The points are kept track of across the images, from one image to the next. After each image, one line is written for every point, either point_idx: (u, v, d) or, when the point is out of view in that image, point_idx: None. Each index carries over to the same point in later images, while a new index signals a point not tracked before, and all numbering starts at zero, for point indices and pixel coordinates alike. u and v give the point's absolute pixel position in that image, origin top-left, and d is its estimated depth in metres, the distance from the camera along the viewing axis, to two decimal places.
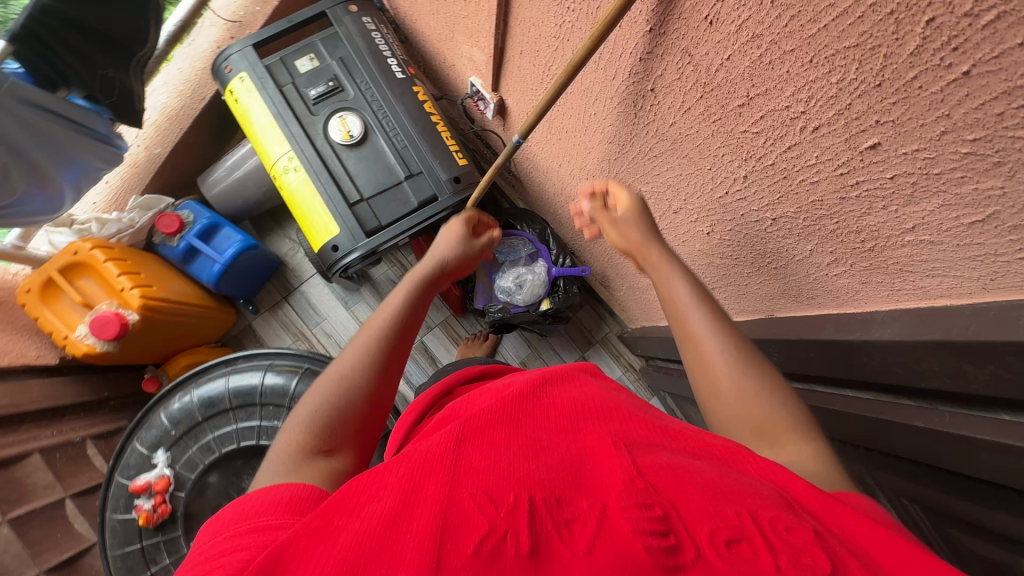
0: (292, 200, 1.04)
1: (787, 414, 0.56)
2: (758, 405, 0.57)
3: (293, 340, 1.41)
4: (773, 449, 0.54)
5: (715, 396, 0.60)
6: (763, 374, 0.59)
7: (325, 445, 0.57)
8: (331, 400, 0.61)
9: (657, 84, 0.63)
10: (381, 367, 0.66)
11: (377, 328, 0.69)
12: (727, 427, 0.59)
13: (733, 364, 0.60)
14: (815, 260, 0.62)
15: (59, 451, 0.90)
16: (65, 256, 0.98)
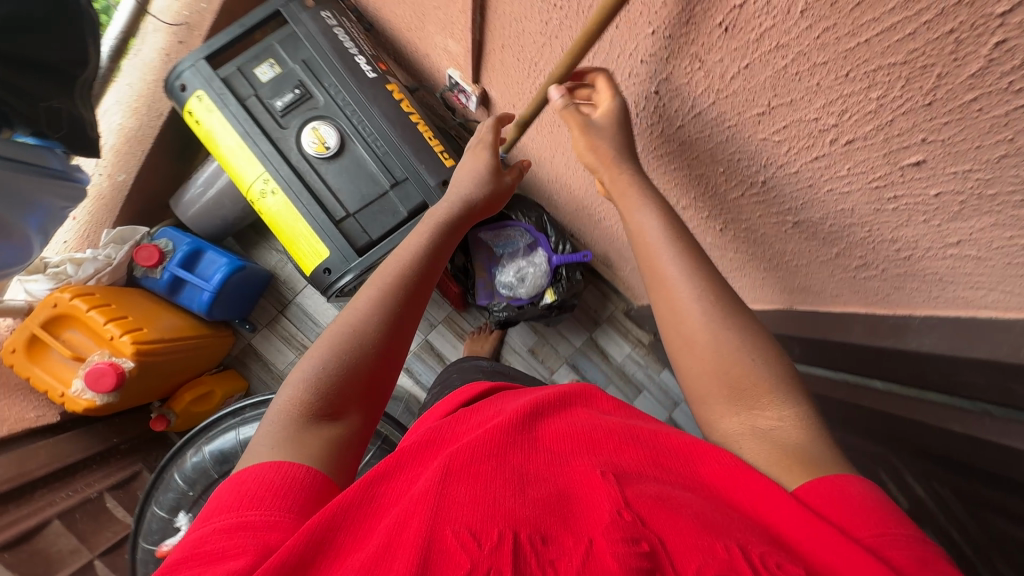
0: (275, 224, 0.98)
1: (769, 368, 0.51)
2: (736, 359, 0.52)
3: (296, 353, 1.37)
4: (752, 414, 0.49)
5: (687, 350, 0.55)
6: (741, 325, 0.53)
7: (329, 409, 0.54)
8: (337, 361, 0.57)
9: (663, 83, 0.56)
10: (394, 319, 0.62)
11: (387, 280, 0.65)
12: (702, 385, 0.53)
13: (710, 315, 0.54)
14: (839, 263, 0.59)
15: (78, 511, 0.89)
16: (46, 309, 0.93)
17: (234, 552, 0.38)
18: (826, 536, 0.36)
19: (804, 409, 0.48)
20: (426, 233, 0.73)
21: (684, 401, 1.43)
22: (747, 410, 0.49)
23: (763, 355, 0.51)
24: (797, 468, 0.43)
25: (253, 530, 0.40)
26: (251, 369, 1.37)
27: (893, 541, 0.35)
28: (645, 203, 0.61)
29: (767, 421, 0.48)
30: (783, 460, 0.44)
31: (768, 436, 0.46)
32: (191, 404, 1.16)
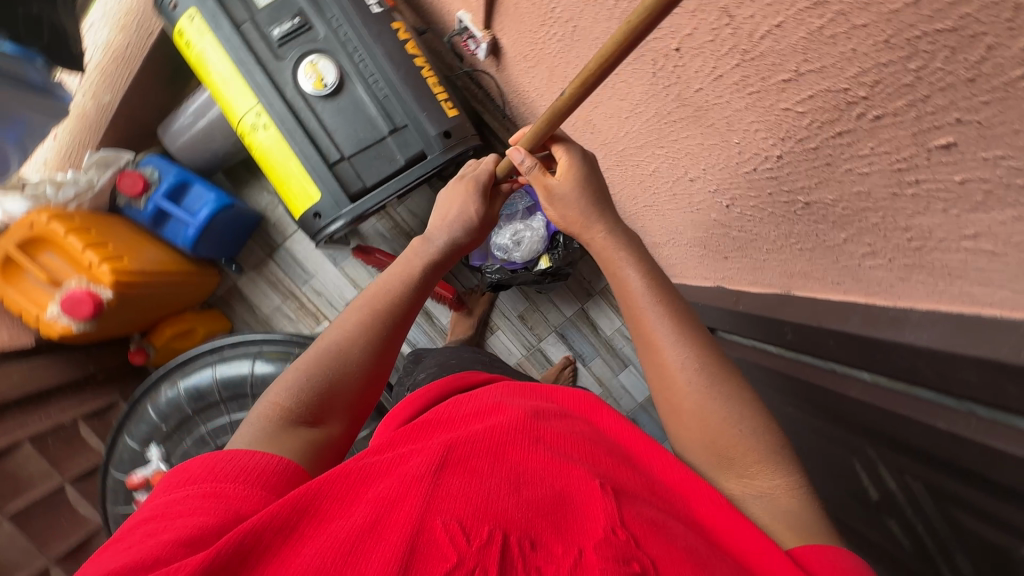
0: (265, 158, 0.94)
1: (757, 437, 0.50)
2: (721, 429, 0.51)
3: (282, 298, 1.36)
4: (741, 482, 0.49)
5: (675, 418, 0.55)
6: (729, 392, 0.53)
7: (309, 415, 0.53)
8: (318, 372, 0.56)
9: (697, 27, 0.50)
10: (383, 336, 0.61)
11: (371, 296, 0.64)
12: (693, 448, 0.53)
13: (697, 384, 0.53)
14: (845, 249, 0.57)
15: (51, 437, 0.88)
16: (22, 231, 0.90)
17: (201, 509, 0.38)
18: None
19: (796, 477, 0.48)
20: (398, 279, 0.66)
21: None
22: (731, 476, 0.50)
23: (751, 424, 0.51)
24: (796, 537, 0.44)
25: (223, 498, 0.40)
26: (237, 313, 1.36)
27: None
28: (626, 256, 0.61)
29: (757, 489, 0.48)
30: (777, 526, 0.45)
31: (764, 504, 0.47)
32: (172, 340, 1.14)
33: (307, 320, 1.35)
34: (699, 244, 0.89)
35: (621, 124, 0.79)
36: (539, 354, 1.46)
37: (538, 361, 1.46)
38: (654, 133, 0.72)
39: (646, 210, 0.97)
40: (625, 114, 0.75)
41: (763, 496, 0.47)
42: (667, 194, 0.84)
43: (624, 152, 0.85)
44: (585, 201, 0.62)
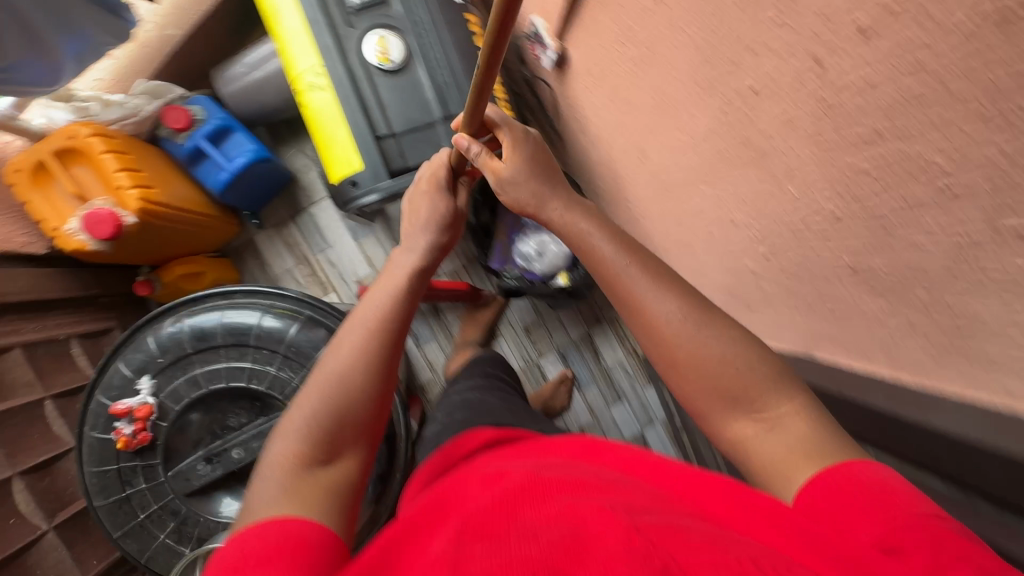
0: (314, 119, 0.94)
1: (754, 370, 0.58)
2: (723, 372, 0.58)
3: (295, 262, 1.35)
4: (754, 420, 0.57)
5: (678, 374, 0.61)
6: (727, 335, 0.60)
7: (322, 455, 0.61)
8: (324, 409, 0.63)
9: (782, 70, 0.50)
10: (378, 360, 0.69)
11: (363, 325, 0.71)
12: (696, 394, 0.60)
13: (691, 332, 0.60)
14: (882, 320, 0.56)
15: (41, 348, 0.87)
16: (61, 139, 0.89)
17: None
18: (850, 522, 0.45)
19: (801, 400, 0.57)
20: (385, 303, 0.74)
21: (660, 420, 1.42)
22: (746, 415, 0.57)
23: (747, 361, 0.58)
24: (809, 462, 0.52)
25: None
26: (248, 268, 1.35)
27: (918, 521, 0.43)
28: (590, 226, 0.69)
29: (767, 420, 0.56)
30: (792, 457, 0.53)
31: (777, 431, 0.55)
32: (181, 279, 1.13)
33: (315, 288, 1.35)
34: (725, 290, 0.89)
35: (674, 155, 0.78)
36: (537, 370, 1.45)
37: (534, 377, 1.45)
38: (707, 170, 0.72)
39: (677, 246, 0.97)
40: (680, 147, 0.75)
41: (776, 421, 0.56)
42: (705, 234, 0.84)
43: (671, 185, 0.85)
44: (534, 177, 0.73)
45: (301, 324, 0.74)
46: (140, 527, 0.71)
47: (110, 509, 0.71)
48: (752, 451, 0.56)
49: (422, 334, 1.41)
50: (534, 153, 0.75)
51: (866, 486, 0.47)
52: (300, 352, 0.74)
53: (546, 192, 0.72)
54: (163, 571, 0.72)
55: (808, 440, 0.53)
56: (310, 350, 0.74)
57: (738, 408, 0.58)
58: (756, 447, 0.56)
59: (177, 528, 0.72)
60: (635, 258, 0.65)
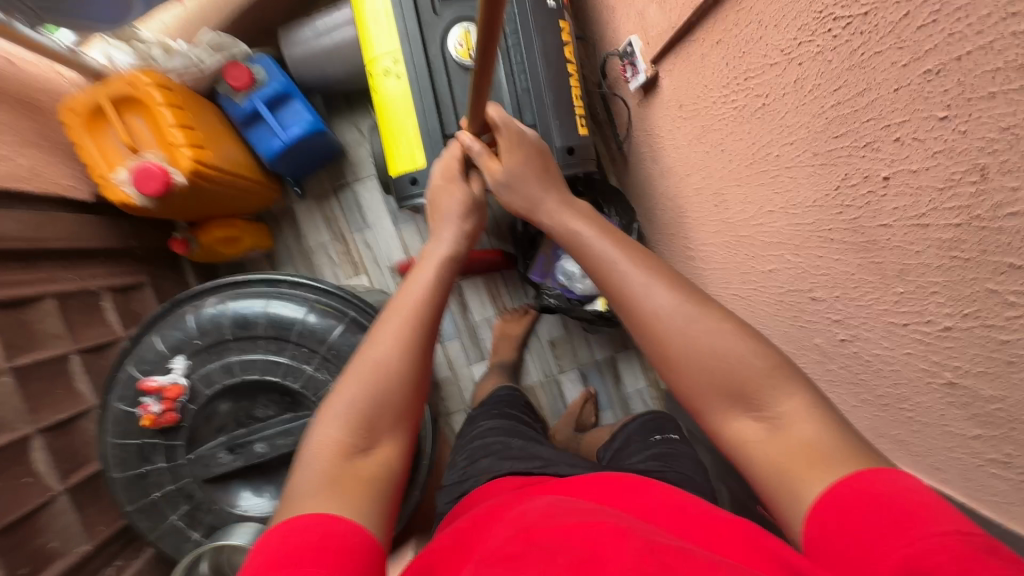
0: (383, 107, 0.89)
1: (755, 364, 0.56)
2: (719, 367, 0.57)
3: (331, 237, 1.32)
4: (755, 423, 0.56)
5: (675, 370, 0.60)
6: (728, 329, 0.59)
7: (361, 445, 0.59)
8: (362, 395, 0.61)
9: (926, 170, 0.45)
10: (415, 346, 0.66)
11: (403, 309, 0.68)
12: (696, 389, 0.59)
13: (691, 326, 0.59)
14: (972, 443, 0.53)
15: (74, 299, 0.84)
16: (121, 87, 0.86)
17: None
18: (862, 544, 0.43)
19: (812, 395, 0.55)
20: (427, 283, 0.71)
21: None
22: (747, 413, 0.56)
23: (743, 354, 0.57)
24: (817, 472, 0.50)
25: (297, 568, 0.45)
26: (283, 236, 1.32)
27: (938, 541, 0.39)
28: (588, 224, 0.73)
29: (779, 415, 0.54)
30: (795, 465, 0.51)
31: (782, 432, 0.54)
32: (217, 242, 1.11)
33: (346, 267, 1.32)
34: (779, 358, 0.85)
35: (758, 214, 0.74)
36: (555, 386, 1.42)
37: (550, 393, 1.42)
38: (794, 239, 0.68)
39: (732, 300, 0.92)
40: (768, 208, 0.70)
41: (779, 420, 0.54)
42: (771, 299, 0.79)
43: (744, 240, 0.81)
44: (535, 175, 0.78)
45: (347, 327, 0.71)
46: (153, 505, 0.70)
47: (126, 482, 0.69)
48: (754, 452, 0.55)
49: (447, 331, 1.38)
50: (534, 153, 0.80)
51: (880, 499, 0.45)
52: (340, 354, 0.71)
53: (545, 193, 0.77)
54: (170, 552, 0.71)
55: (813, 442, 0.52)
56: (350, 356, 0.71)
57: (739, 406, 0.57)
58: (756, 448, 0.55)
59: (189, 511, 0.70)
60: (653, 265, 0.65)
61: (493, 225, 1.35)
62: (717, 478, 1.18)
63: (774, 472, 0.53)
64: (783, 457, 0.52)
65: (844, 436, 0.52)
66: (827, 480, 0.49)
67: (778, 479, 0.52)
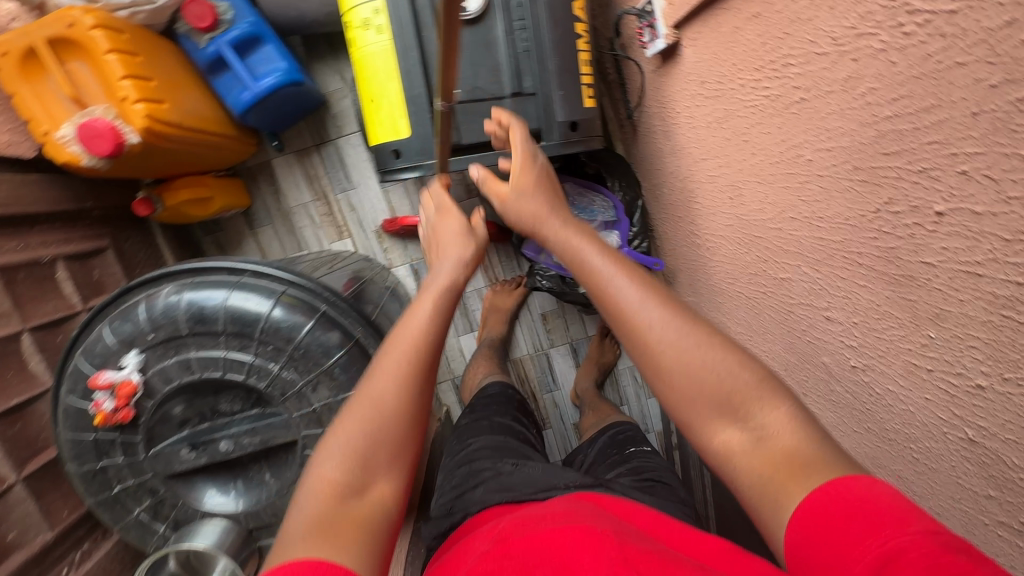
0: (362, 65, 0.78)
1: (738, 373, 0.50)
2: (706, 379, 0.50)
3: (313, 197, 1.24)
4: (738, 432, 0.49)
5: (664, 381, 0.52)
6: (710, 341, 0.52)
7: (355, 486, 0.54)
8: (357, 430, 0.57)
9: (994, 215, 0.37)
10: (415, 384, 0.62)
11: (404, 343, 0.64)
12: (681, 405, 0.52)
13: (673, 332, 0.52)
14: (983, 504, 0.48)
15: (22, 272, 0.78)
16: (57, 26, 0.74)
17: None
18: (840, 550, 0.39)
19: (796, 403, 0.49)
20: (426, 316, 0.68)
21: (655, 431, 1.41)
22: (733, 423, 0.49)
23: (728, 363, 0.50)
24: (799, 482, 0.44)
25: None
26: (261, 194, 1.23)
27: (911, 541, 0.36)
28: (582, 236, 0.64)
29: (762, 424, 0.48)
30: (778, 477, 0.45)
31: (765, 442, 0.47)
32: (184, 204, 1.02)
33: (329, 230, 1.26)
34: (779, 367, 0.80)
35: (778, 218, 0.66)
36: (545, 359, 1.39)
37: (539, 365, 1.39)
38: (814, 251, 0.60)
39: (737, 297, 0.86)
40: (790, 212, 0.62)
41: (762, 430, 0.48)
42: (780, 307, 0.73)
43: (758, 242, 0.73)
44: (542, 197, 0.69)
45: (316, 323, 0.65)
46: (115, 499, 0.67)
47: (85, 475, 0.66)
48: (738, 462, 0.48)
49: None
50: (542, 175, 0.72)
51: (859, 505, 0.40)
52: (309, 353, 0.65)
53: (546, 211, 0.67)
54: (137, 542, 0.69)
55: (784, 442, 0.47)
56: (319, 355, 0.66)
57: (728, 419, 0.50)
58: (739, 458, 0.48)
59: (153, 505, 0.68)
60: (638, 274, 0.57)
61: None
62: (699, 462, 1.17)
63: (758, 479, 0.46)
64: (766, 467, 0.46)
65: (820, 449, 0.46)
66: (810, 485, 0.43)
67: (762, 488, 0.46)
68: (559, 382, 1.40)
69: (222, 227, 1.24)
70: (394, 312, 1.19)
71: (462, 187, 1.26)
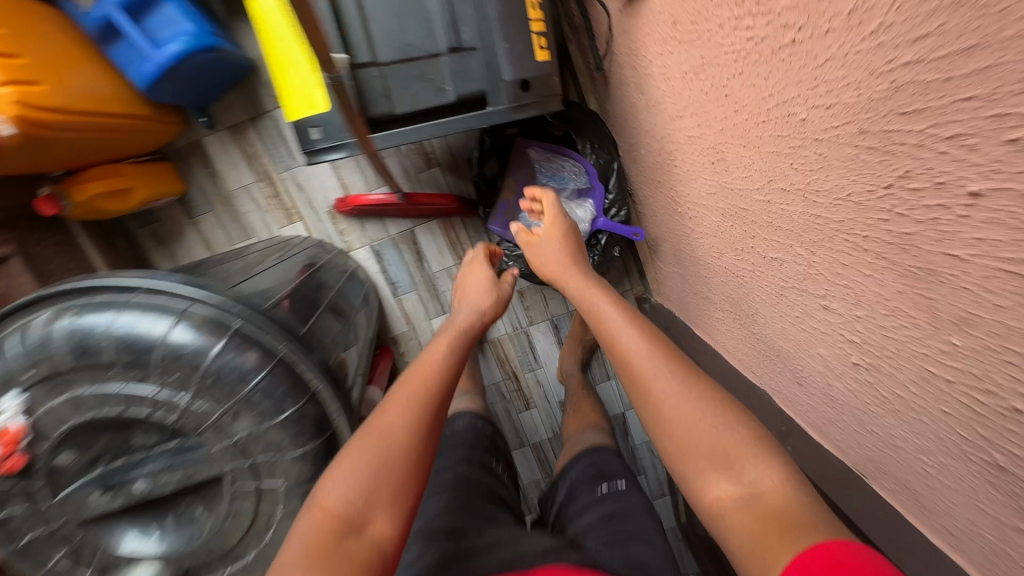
0: (265, 24, 0.66)
1: (736, 432, 0.58)
2: (705, 437, 0.58)
3: (255, 178, 1.12)
4: (732, 486, 0.54)
5: (663, 429, 0.62)
6: (705, 400, 0.61)
7: (358, 518, 0.54)
8: (363, 462, 0.58)
9: None
10: (427, 417, 0.64)
11: (421, 381, 0.68)
12: (680, 451, 0.60)
13: (679, 391, 0.62)
14: (1008, 535, 0.40)
15: None
16: None
17: None
18: None
19: (787, 468, 0.55)
20: (441, 356, 0.74)
21: None
22: (727, 479, 0.55)
23: (723, 421, 0.58)
24: (785, 540, 0.47)
25: None
26: (196, 177, 1.10)
27: None
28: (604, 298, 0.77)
29: (752, 483, 0.53)
30: (764, 534, 0.49)
31: (758, 500, 0.52)
32: (97, 198, 0.90)
33: (278, 214, 1.15)
34: (772, 352, 0.71)
35: (766, 188, 0.55)
36: (524, 338, 1.32)
37: (519, 344, 1.32)
38: (807, 231, 0.50)
39: (723, 273, 0.76)
40: (780, 183, 0.52)
41: (754, 487, 0.53)
42: (772, 289, 0.63)
43: (744, 216, 0.62)
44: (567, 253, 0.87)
45: (226, 343, 0.56)
46: (27, 549, 0.60)
47: None
48: (730, 519, 0.53)
49: (400, 282, 1.22)
50: (569, 233, 0.92)
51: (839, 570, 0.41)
52: (221, 379, 0.56)
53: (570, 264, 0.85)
54: None
55: (770, 489, 0.52)
56: (234, 381, 0.56)
57: (723, 473, 0.56)
58: (733, 514, 0.53)
59: (72, 552, 0.61)
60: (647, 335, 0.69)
61: (448, 160, 1.13)
62: None
63: (747, 536, 0.50)
64: (754, 524, 0.50)
65: (802, 498, 0.51)
66: (795, 546, 0.46)
67: (752, 545, 0.49)
68: (541, 361, 1.33)
69: (158, 217, 1.12)
70: (352, 293, 1.12)
71: (420, 156, 1.13)
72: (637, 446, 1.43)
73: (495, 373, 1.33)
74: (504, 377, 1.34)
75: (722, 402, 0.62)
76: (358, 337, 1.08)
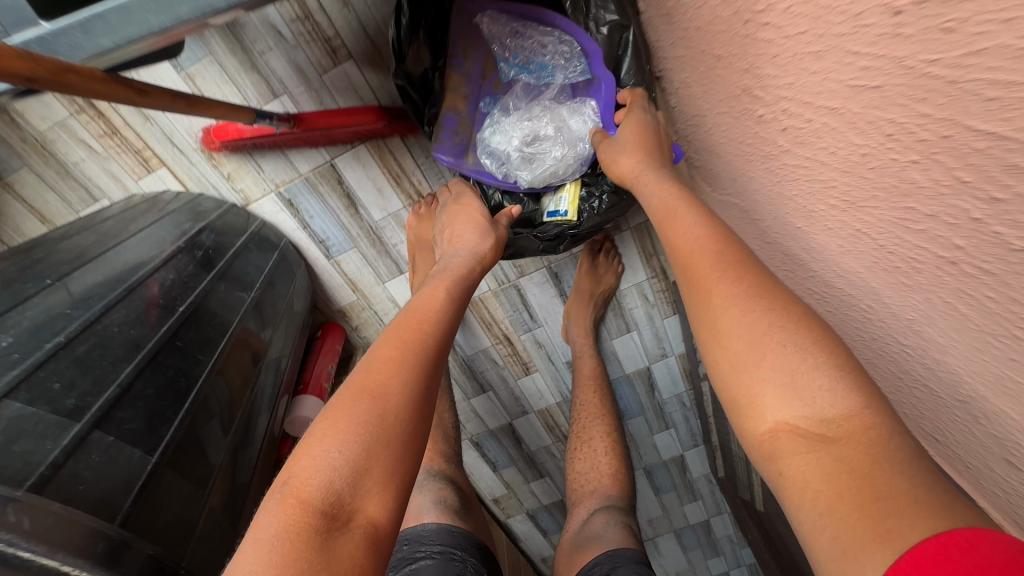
0: None
1: (808, 347, 0.34)
2: (762, 348, 0.36)
3: (70, 108, 0.72)
4: (796, 417, 0.33)
5: (714, 346, 0.39)
6: (770, 303, 0.37)
7: (344, 503, 0.34)
8: (354, 428, 0.37)
9: None
10: (430, 371, 0.44)
11: (422, 332, 0.47)
12: (729, 372, 0.37)
13: (738, 299, 0.38)
14: None
15: None
16: None
17: None
18: None
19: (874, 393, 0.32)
20: (436, 302, 0.53)
21: (675, 354, 1.07)
22: (793, 406, 0.33)
23: (789, 326, 0.36)
24: (871, 516, 0.27)
25: None
26: None
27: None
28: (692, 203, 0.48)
29: (823, 417, 0.32)
30: (839, 507, 0.28)
31: (836, 446, 0.30)
32: None
33: (128, 160, 0.77)
34: (942, 386, 0.38)
35: None
36: (515, 294, 0.98)
37: (508, 302, 0.99)
38: None
39: (843, 233, 0.41)
40: None
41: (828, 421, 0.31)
42: (1000, 305, 0.29)
43: (960, 147, 0.26)
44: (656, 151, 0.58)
45: None
46: None
47: None
48: (790, 464, 0.32)
49: (332, 240, 0.86)
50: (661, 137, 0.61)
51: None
52: None
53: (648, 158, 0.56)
54: None
55: (842, 425, 0.31)
56: None
57: (782, 392, 0.34)
58: (788, 459, 0.32)
59: None
60: (700, 222, 0.45)
61: (363, 48, 0.70)
62: None
63: (812, 498, 0.30)
64: (822, 481, 0.30)
65: (894, 439, 0.30)
66: (889, 539, 0.26)
67: (818, 521, 0.29)
68: (539, 319, 1.01)
69: None
70: (254, 266, 0.75)
71: (319, 46, 0.69)
72: (665, 401, 1.16)
73: (482, 338, 1.03)
74: (494, 341, 1.04)
75: (784, 296, 0.38)
76: (278, 322, 0.75)
